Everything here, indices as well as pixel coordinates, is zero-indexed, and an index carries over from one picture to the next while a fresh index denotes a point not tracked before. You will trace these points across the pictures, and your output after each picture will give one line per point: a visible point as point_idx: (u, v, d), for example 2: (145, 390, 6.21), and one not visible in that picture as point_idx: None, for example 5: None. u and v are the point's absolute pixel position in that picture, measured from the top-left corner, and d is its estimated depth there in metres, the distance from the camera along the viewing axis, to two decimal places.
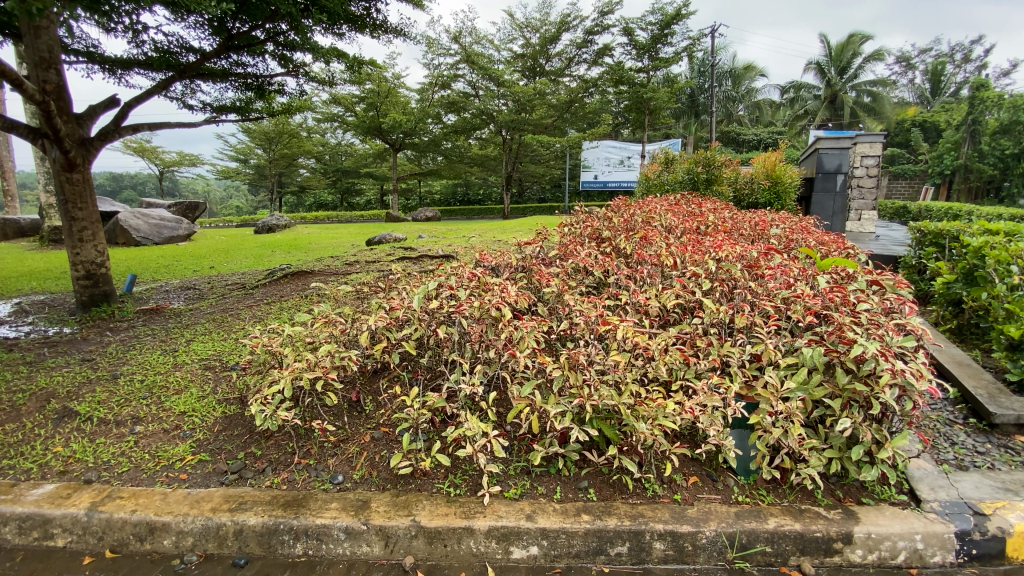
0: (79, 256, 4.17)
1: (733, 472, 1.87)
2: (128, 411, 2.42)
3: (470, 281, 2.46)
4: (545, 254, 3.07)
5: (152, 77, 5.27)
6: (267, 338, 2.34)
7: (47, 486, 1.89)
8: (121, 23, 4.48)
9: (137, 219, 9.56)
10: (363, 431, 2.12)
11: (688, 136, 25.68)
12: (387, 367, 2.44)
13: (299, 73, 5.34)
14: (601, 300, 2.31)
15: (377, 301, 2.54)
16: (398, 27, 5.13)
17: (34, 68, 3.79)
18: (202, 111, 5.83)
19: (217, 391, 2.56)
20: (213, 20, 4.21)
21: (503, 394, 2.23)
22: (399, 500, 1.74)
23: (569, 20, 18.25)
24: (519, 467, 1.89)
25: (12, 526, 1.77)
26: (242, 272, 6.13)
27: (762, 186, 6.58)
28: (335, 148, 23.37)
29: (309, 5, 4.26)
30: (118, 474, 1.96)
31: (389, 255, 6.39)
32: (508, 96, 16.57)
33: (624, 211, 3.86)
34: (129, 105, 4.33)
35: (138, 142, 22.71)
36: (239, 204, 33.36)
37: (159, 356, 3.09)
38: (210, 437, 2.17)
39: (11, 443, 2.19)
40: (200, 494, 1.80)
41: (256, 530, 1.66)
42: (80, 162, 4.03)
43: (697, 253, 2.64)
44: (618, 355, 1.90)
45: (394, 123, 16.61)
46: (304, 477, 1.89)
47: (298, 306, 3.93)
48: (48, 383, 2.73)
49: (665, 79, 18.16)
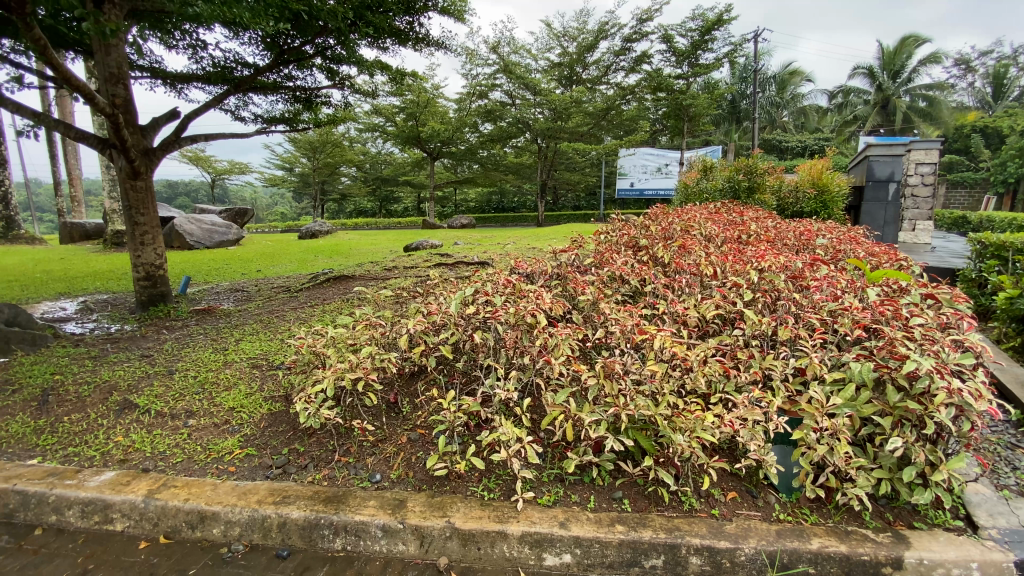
0: (140, 259, 4.44)
1: (774, 489, 1.82)
2: (182, 405, 2.56)
3: (506, 288, 2.50)
4: (581, 261, 3.07)
5: (208, 91, 5.60)
6: (311, 339, 2.45)
7: (106, 474, 2.01)
8: (183, 41, 4.79)
9: (191, 224, 10.12)
10: (399, 432, 2.17)
11: (729, 144, 25.14)
12: (424, 370, 2.49)
13: (344, 85, 5.55)
14: (637, 309, 2.30)
15: (416, 305, 2.62)
16: (439, 40, 5.29)
17: (105, 83, 4.09)
18: (253, 122, 6.12)
19: (264, 389, 2.67)
20: (266, 36, 4.45)
21: (536, 400, 2.23)
22: (434, 501, 1.77)
23: (607, 28, 18.23)
24: (552, 474, 1.89)
25: (75, 509, 1.89)
26: (286, 276, 6.37)
27: (808, 196, 6.36)
28: (374, 158, 24.01)
29: (356, 21, 4.45)
30: (172, 465, 2.08)
31: (425, 262, 6.52)
32: (545, 104, 16.43)
33: (662, 219, 3.81)
34: (188, 118, 4.62)
35: (193, 152, 23.98)
36: (283, 210, 34.81)
37: (210, 354, 3.25)
38: (257, 433, 2.27)
39: (76, 433, 2.36)
40: (247, 486, 1.89)
41: (298, 524, 1.73)
42: (143, 171, 4.32)
43: (738, 263, 2.60)
44: (655, 365, 1.88)
45: (432, 132, 17.14)
46: (343, 475, 1.95)
47: (339, 309, 4.05)
48: (110, 377, 2.92)
49: (705, 85, 17.90)
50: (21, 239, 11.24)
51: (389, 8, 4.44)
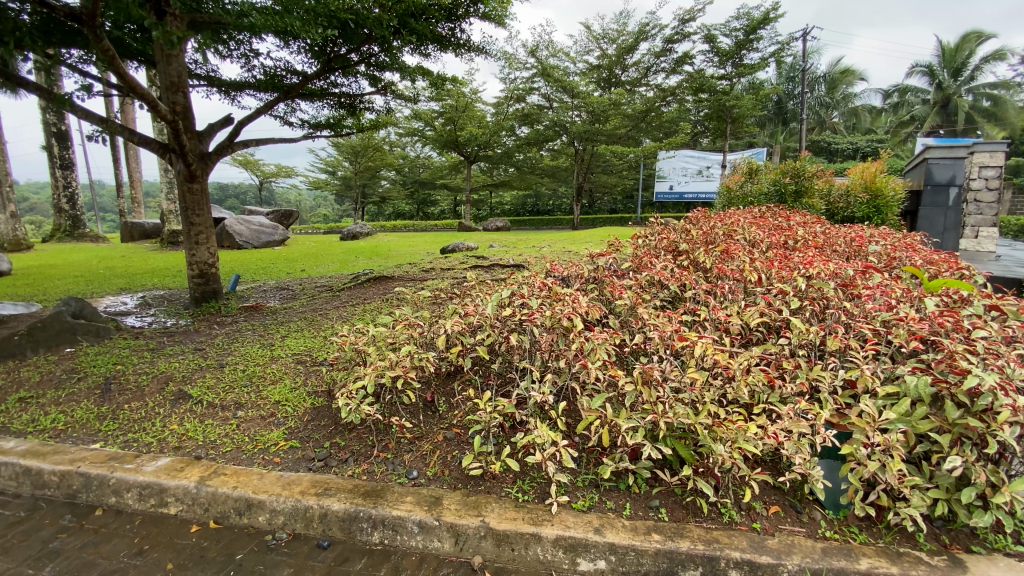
0: (195, 257, 4.68)
1: (820, 505, 1.75)
2: (232, 396, 2.69)
3: (542, 291, 2.50)
4: (618, 265, 3.04)
5: (259, 98, 5.86)
6: (353, 337, 2.53)
7: (161, 461, 2.13)
8: (238, 51, 5.04)
9: (241, 225, 10.61)
10: (436, 430, 2.20)
11: (774, 146, 24.32)
12: (460, 370, 2.52)
13: (386, 91, 5.70)
14: (677, 315, 2.26)
15: (453, 306, 2.66)
16: (479, 45, 5.36)
17: (166, 91, 4.35)
18: (299, 128, 6.37)
19: (307, 384, 2.77)
20: (315, 44, 4.63)
21: (572, 404, 2.22)
22: (469, 500, 1.79)
23: (647, 29, 17.99)
24: (587, 479, 1.87)
25: (133, 492, 2.01)
26: (329, 276, 6.59)
27: (859, 200, 6.08)
28: (413, 162, 24.50)
29: (400, 28, 4.57)
30: (223, 453, 2.18)
31: (462, 263, 6.60)
32: (583, 107, 16.30)
33: (703, 224, 3.73)
34: (241, 123, 4.85)
35: (243, 157, 25.11)
36: (325, 212, 35.95)
37: (258, 349, 3.40)
38: (301, 426, 2.36)
39: (136, 420, 2.51)
40: (291, 477, 1.96)
41: (338, 516, 1.78)
42: (199, 174, 4.56)
43: (784, 269, 2.52)
44: (695, 372, 1.84)
45: (470, 136, 17.35)
46: (382, 470, 2.00)
47: (378, 309, 4.15)
48: (167, 368, 3.09)
49: (749, 86, 17.40)
50: (87, 237, 12.06)
51: (432, 15, 4.54)
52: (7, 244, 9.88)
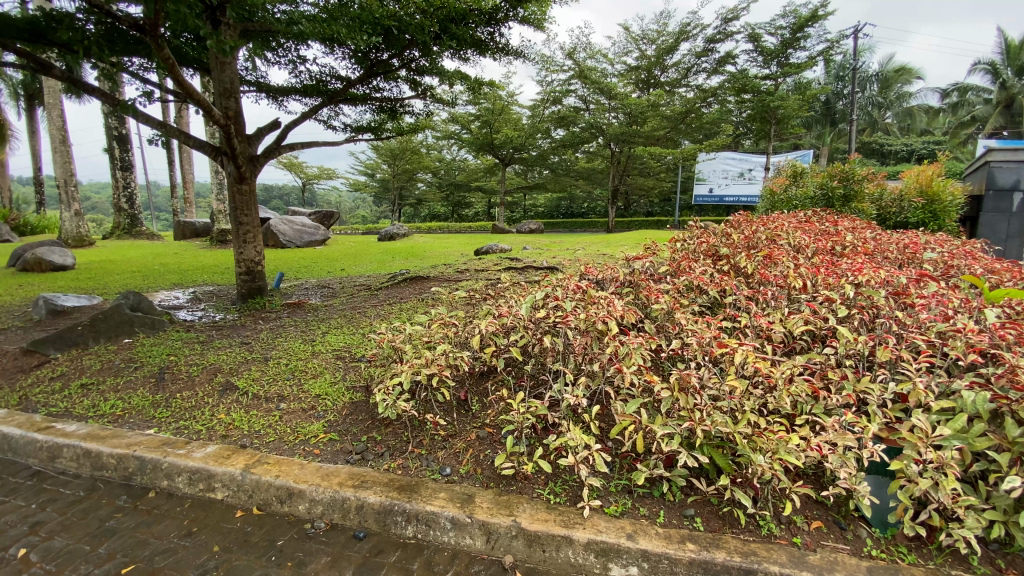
0: (242, 255, 4.90)
1: (865, 522, 1.67)
2: (275, 389, 2.80)
3: (576, 294, 2.49)
4: (656, 269, 3.00)
5: (305, 103, 6.08)
6: (390, 335, 2.59)
7: (209, 448, 2.23)
8: (287, 58, 5.25)
9: (285, 225, 11.02)
10: (469, 429, 2.23)
11: (820, 148, 23.41)
12: (494, 371, 2.54)
13: (426, 95, 5.81)
14: (716, 321, 2.21)
15: (486, 307, 2.69)
16: (518, 48, 5.40)
17: (220, 97, 4.57)
18: (342, 131, 6.56)
19: (346, 379, 2.86)
20: (358, 51, 4.77)
21: (605, 408, 2.21)
22: (501, 499, 1.81)
23: (688, 29, 17.66)
24: (620, 485, 1.85)
25: (184, 477, 2.12)
26: (367, 275, 6.76)
27: (914, 205, 5.78)
28: (449, 164, 24.85)
29: (440, 33, 4.65)
30: (266, 443, 2.28)
31: (496, 265, 6.66)
32: (620, 108, 16.02)
33: (745, 228, 3.63)
34: (288, 127, 5.05)
35: (287, 159, 26.06)
36: (364, 213, 36.92)
37: (300, 344, 3.53)
38: (339, 419, 2.44)
39: (187, 408, 2.65)
40: (330, 469, 2.03)
41: (374, 508, 1.83)
42: (248, 175, 4.77)
43: (831, 276, 2.42)
44: (735, 381, 1.80)
45: (506, 138, 17.46)
46: (416, 465, 2.04)
47: (414, 308, 4.24)
48: (215, 360, 3.25)
49: (795, 86, 16.82)
50: (144, 235, 12.79)
51: (472, 20, 4.59)
52: (72, 240, 10.60)
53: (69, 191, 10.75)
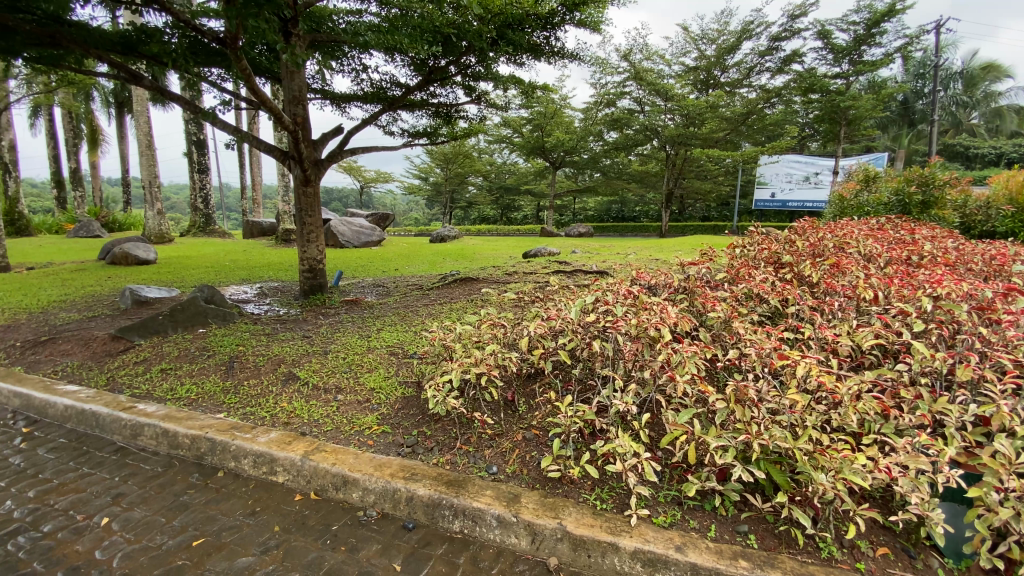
0: (306, 253, 5.16)
1: (938, 553, 1.55)
2: (333, 381, 2.94)
3: (627, 299, 2.46)
4: (712, 276, 2.91)
5: (366, 109, 6.34)
6: (442, 334, 2.67)
7: (272, 434, 2.37)
8: (350, 66, 5.50)
9: (344, 226, 11.54)
10: (515, 429, 2.25)
11: (896, 151, 21.83)
12: (542, 373, 2.55)
13: (480, 100, 5.92)
14: (777, 332, 2.12)
15: (535, 309, 2.70)
16: (573, 52, 5.39)
17: (289, 104, 4.85)
18: (400, 136, 6.79)
19: (399, 374, 2.96)
20: (417, 58, 4.93)
21: (656, 417, 2.17)
22: (547, 501, 1.82)
23: (751, 27, 16.99)
24: (669, 496, 1.81)
25: (249, 459, 2.27)
26: (420, 275, 6.96)
27: (1003, 213, 5.29)
28: (499, 168, 25.12)
29: (497, 39, 4.73)
30: (324, 432, 2.40)
31: (545, 268, 6.66)
32: (677, 110, 15.59)
33: (810, 234, 3.45)
34: (350, 133, 5.29)
35: (347, 163, 27.22)
36: (417, 216, 37.98)
37: (357, 339, 3.68)
38: (392, 413, 2.53)
39: (253, 395, 2.84)
40: (382, 460, 2.11)
41: (423, 501, 1.88)
42: (313, 178, 5.03)
43: (906, 287, 2.27)
44: (796, 395, 1.72)
45: (557, 142, 17.43)
46: (464, 462, 2.09)
47: (464, 308, 4.33)
48: (279, 352, 3.45)
49: (868, 85, 15.81)
50: (216, 233, 13.74)
51: (528, 25, 4.64)
52: (155, 237, 11.53)
53: (153, 192, 11.72)
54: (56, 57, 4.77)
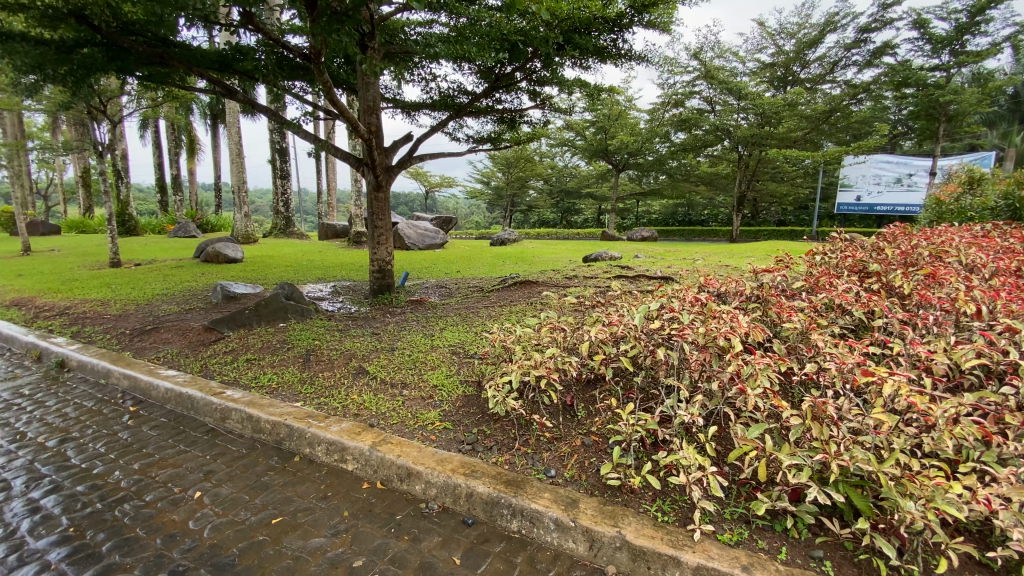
0: (376, 255, 5.41)
1: None
2: (399, 377, 3.07)
3: (694, 307, 2.37)
4: (788, 284, 2.76)
5: (433, 116, 6.56)
6: (503, 335, 2.71)
7: (343, 424, 2.52)
8: (421, 76, 5.73)
9: (410, 229, 11.99)
10: (574, 434, 2.24)
11: (1007, 149, 19.52)
12: (603, 379, 2.53)
13: (545, 105, 5.96)
14: (862, 346, 1.98)
15: (596, 314, 2.68)
16: (641, 53, 5.29)
17: (364, 114, 5.13)
18: (465, 142, 6.97)
19: (460, 373, 3.04)
20: (484, 66, 5.05)
21: (723, 430, 2.09)
22: (606, 509, 1.79)
23: (836, 19, 15.86)
24: (736, 513, 1.73)
25: (322, 447, 2.41)
26: (480, 277, 7.10)
27: None
28: (561, 171, 25.05)
29: (563, 43, 4.74)
30: (391, 425, 2.51)
31: (606, 273, 6.58)
32: (751, 109, 14.80)
33: (901, 241, 3.17)
34: (419, 140, 5.50)
35: (413, 168, 28.24)
36: (478, 219, 38.66)
37: (421, 338, 3.82)
38: (453, 410, 2.60)
39: (327, 387, 3.02)
40: (443, 455, 2.18)
41: (482, 498, 1.93)
42: (384, 184, 5.28)
43: (1017, 302, 2.03)
44: (881, 415, 1.60)
45: (621, 144, 17.11)
46: (522, 463, 2.11)
47: (524, 311, 4.37)
48: (351, 347, 3.65)
49: (971, 78, 14.33)
50: (295, 234, 14.72)
51: (596, 28, 4.61)
52: (242, 238, 12.54)
53: (242, 196, 12.75)
54: (164, 74, 5.31)
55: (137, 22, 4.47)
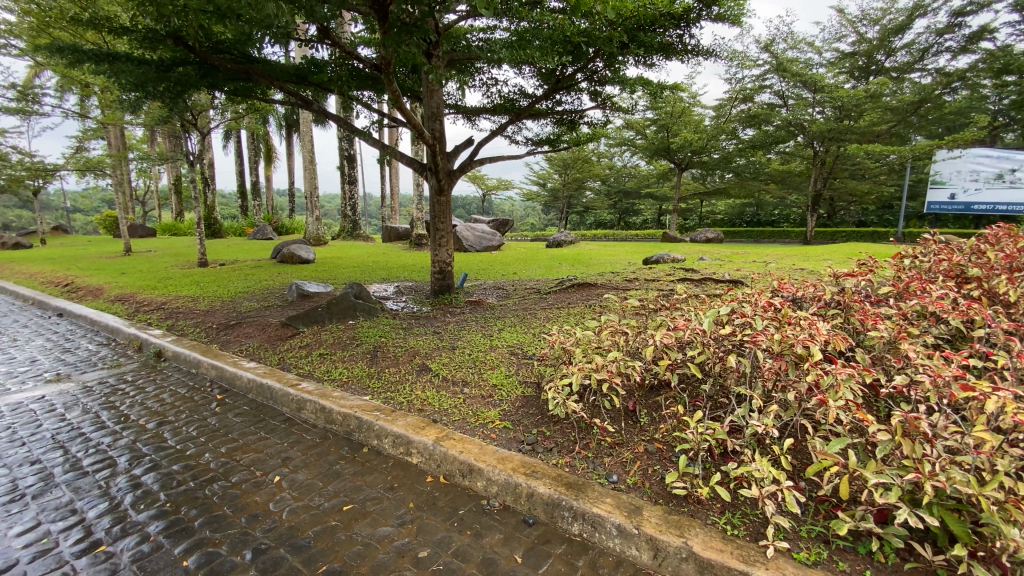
0: (438, 257, 5.56)
1: None
2: (460, 375, 3.14)
3: (768, 312, 2.26)
4: (872, 289, 2.57)
5: (493, 120, 6.66)
6: (562, 338, 2.71)
7: (409, 418, 2.61)
8: (482, 81, 5.84)
9: (468, 231, 12.23)
10: (637, 440, 2.20)
11: None
12: (667, 385, 2.46)
13: (606, 105, 5.89)
14: (961, 357, 1.81)
15: (660, 318, 2.62)
16: (708, 48, 5.11)
17: (428, 120, 5.29)
18: (524, 145, 7.02)
19: (519, 374, 3.07)
20: (546, 69, 5.07)
21: (799, 443, 1.98)
22: (671, 518, 1.75)
23: (926, 2, 14.56)
24: (814, 531, 1.63)
25: (389, 439, 2.52)
26: (538, 279, 7.13)
27: None
28: (619, 171, 24.61)
29: (628, 42, 4.66)
30: (453, 421, 2.57)
31: (668, 275, 6.38)
32: (827, 102, 13.86)
33: (1007, 242, 2.86)
34: (480, 144, 5.60)
35: (472, 171, 28.75)
36: (534, 221, 38.74)
37: (480, 338, 3.88)
38: (513, 410, 2.63)
39: (393, 382, 3.15)
40: (504, 454, 2.21)
41: (543, 499, 1.93)
42: (446, 187, 5.41)
43: None
44: (984, 434, 1.45)
45: (684, 142, 16.53)
46: (583, 466, 2.09)
47: (582, 314, 4.34)
48: (414, 345, 3.77)
49: None
50: (361, 237, 15.42)
51: (661, 25, 4.51)
52: (313, 240, 13.30)
53: (313, 201, 13.53)
54: (247, 89, 5.74)
55: (225, 41, 4.87)
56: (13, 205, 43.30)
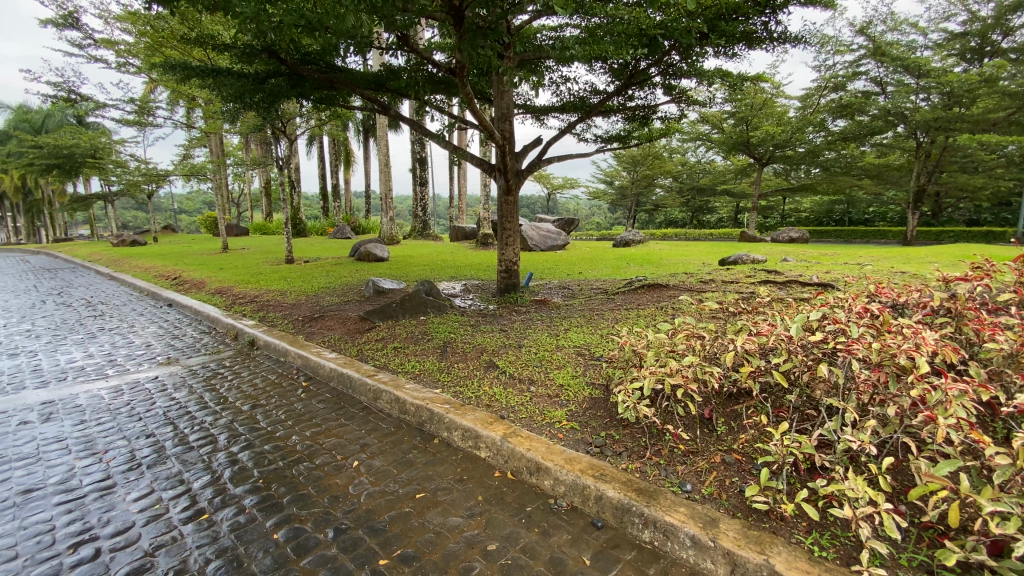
0: (504, 256, 5.63)
1: None
2: (527, 373, 3.16)
3: (863, 319, 2.08)
4: (991, 295, 2.27)
5: (562, 118, 6.64)
6: (633, 340, 2.65)
7: (478, 413, 2.67)
8: (553, 79, 5.84)
9: (533, 231, 12.27)
10: (713, 450, 2.11)
11: None
12: (746, 394, 2.34)
13: (681, 99, 5.68)
14: None
15: (740, 324, 2.49)
16: (796, 34, 4.78)
17: (497, 121, 5.36)
18: (593, 143, 6.94)
19: (587, 374, 3.04)
20: (618, 64, 4.97)
21: (899, 463, 1.80)
22: (751, 533, 1.66)
23: None
24: (915, 561, 1.48)
25: (459, 433, 2.59)
26: (605, 280, 7.03)
27: None
28: (692, 167, 23.60)
29: (707, 32, 4.46)
30: (521, 419, 2.60)
31: (746, 278, 6.04)
32: (933, 88, 12.48)
33: None
34: (548, 143, 5.60)
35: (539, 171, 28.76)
36: (600, 220, 38.10)
37: (547, 337, 3.89)
38: (581, 411, 2.61)
39: (462, 377, 3.23)
40: (572, 454, 2.21)
41: (612, 503, 1.91)
42: (514, 187, 5.45)
43: None
44: None
45: (765, 136, 15.52)
46: (655, 473, 2.04)
47: (653, 316, 4.22)
48: (481, 341, 3.85)
49: None
50: (431, 236, 15.93)
51: (744, 12, 4.29)
52: (387, 239, 13.93)
53: (388, 202, 14.15)
54: (331, 97, 6.13)
55: (312, 53, 5.21)
56: (133, 207, 48.91)
